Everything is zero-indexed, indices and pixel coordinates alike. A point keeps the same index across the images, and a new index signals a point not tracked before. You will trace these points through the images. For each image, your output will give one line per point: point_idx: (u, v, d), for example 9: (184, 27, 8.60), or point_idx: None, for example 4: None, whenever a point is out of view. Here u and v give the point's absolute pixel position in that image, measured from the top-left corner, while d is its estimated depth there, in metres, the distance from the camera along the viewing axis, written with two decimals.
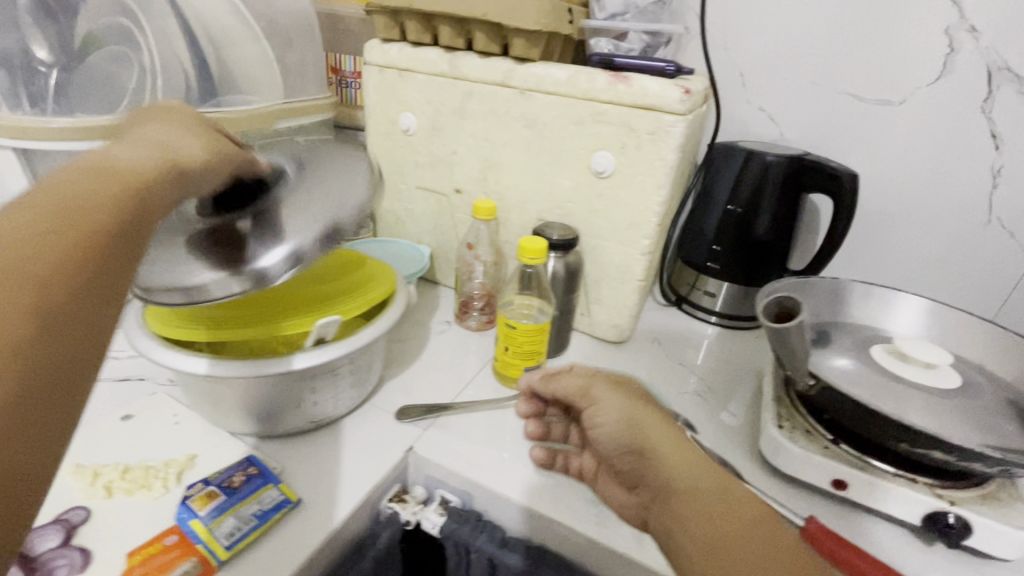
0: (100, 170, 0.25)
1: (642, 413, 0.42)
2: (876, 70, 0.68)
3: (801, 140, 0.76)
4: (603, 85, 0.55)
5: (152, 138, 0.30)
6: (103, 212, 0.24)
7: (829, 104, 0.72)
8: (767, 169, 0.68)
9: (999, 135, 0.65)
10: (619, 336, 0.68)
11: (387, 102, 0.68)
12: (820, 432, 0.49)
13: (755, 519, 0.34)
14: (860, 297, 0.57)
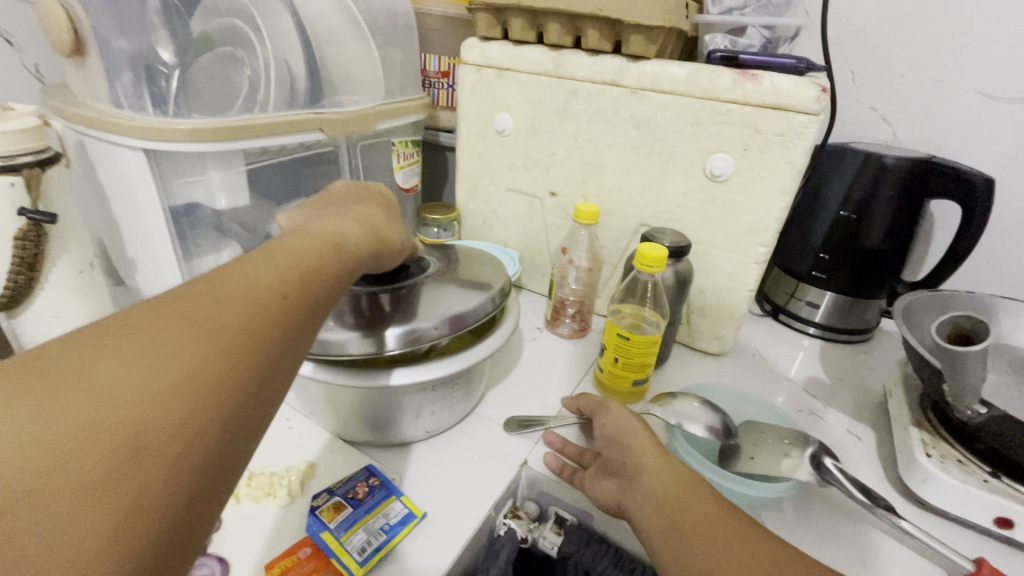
0: (307, 244, 0.31)
1: (639, 426, 0.42)
2: (1013, 66, 0.63)
3: (917, 142, 0.70)
4: (728, 85, 0.52)
5: (349, 218, 0.37)
6: (311, 290, 0.29)
7: (954, 102, 0.67)
8: (886, 173, 0.64)
9: None
10: (722, 348, 0.64)
11: (484, 103, 0.67)
12: (975, 463, 0.44)
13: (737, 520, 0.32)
14: (1010, 315, 0.52)
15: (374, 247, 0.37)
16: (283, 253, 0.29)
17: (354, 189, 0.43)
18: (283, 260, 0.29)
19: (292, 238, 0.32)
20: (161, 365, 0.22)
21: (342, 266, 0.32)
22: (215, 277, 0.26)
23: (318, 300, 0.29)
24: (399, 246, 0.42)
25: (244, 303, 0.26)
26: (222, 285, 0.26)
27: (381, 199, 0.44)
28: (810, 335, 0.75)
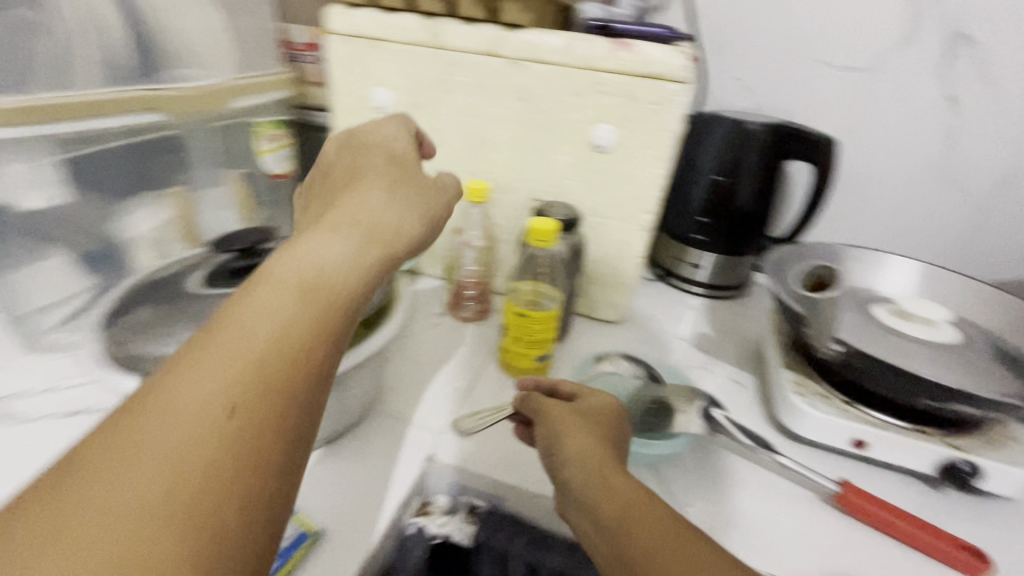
0: (263, 313, 0.25)
1: (563, 431, 0.39)
2: (847, 38, 0.70)
3: (775, 109, 0.77)
4: (603, 54, 0.52)
5: (326, 234, 0.30)
6: (274, 375, 0.24)
7: (802, 71, 0.73)
8: (750, 138, 0.68)
9: (955, 99, 0.69)
10: (619, 316, 0.66)
11: (358, 77, 0.61)
12: (833, 394, 0.50)
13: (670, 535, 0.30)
14: (852, 258, 0.59)
15: (366, 257, 0.30)
16: (232, 340, 0.24)
17: (350, 175, 0.37)
18: (237, 347, 0.24)
19: (252, 294, 0.26)
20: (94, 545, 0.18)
21: (319, 320, 0.26)
22: (150, 398, 0.22)
23: (290, 383, 0.24)
24: (411, 229, 0.35)
25: (188, 432, 0.21)
26: (161, 408, 0.21)
27: (380, 169, 0.37)
28: (697, 294, 0.80)
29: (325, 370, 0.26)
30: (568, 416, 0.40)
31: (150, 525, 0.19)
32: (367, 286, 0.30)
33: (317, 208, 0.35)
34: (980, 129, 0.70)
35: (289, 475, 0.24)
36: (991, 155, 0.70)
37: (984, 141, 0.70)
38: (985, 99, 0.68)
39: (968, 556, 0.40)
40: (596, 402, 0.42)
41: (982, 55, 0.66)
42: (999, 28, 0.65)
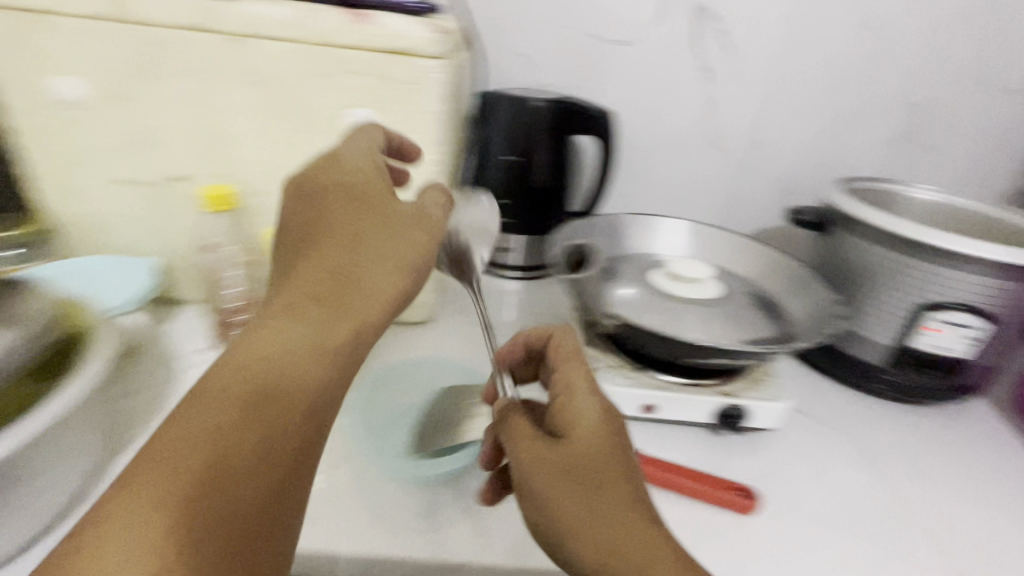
0: (208, 425, 0.29)
1: (591, 523, 0.31)
2: (608, 11, 0.73)
3: (561, 85, 0.77)
4: (339, 26, 0.45)
5: (281, 325, 0.34)
6: (240, 459, 0.29)
7: (578, 45, 0.75)
8: (535, 115, 0.67)
9: (709, 69, 0.76)
10: (423, 315, 0.62)
11: (26, 61, 0.46)
12: (625, 363, 0.51)
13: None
14: (628, 227, 0.62)
15: (319, 348, 0.34)
16: (178, 451, 0.28)
17: (307, 229, 0.39)
18: (184, 457, 0.28)
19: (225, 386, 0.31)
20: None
21: (263, 425, 0.31)
22: (144, 473, 0.27)
23: (253, 465, 0.30)
24: (384, 296, 0.37)
25: (163, 503, 0.27)
26: (140, 492, 0.27)
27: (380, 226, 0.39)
28: (513, 279, 0.78)
29: (297, 446, 0.32)
30: (562, 481, 0.32)
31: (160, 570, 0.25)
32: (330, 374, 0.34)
33: (411, 245, 0.39)
34: (731, 95, 0.77)
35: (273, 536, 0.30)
36: (742, 118, 0.79)
37: (736, 106, 0.78)
38: (731, 67, 0.76)
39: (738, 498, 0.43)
40: (595, 435, 0.34)
41: (723, 27, 0.73)
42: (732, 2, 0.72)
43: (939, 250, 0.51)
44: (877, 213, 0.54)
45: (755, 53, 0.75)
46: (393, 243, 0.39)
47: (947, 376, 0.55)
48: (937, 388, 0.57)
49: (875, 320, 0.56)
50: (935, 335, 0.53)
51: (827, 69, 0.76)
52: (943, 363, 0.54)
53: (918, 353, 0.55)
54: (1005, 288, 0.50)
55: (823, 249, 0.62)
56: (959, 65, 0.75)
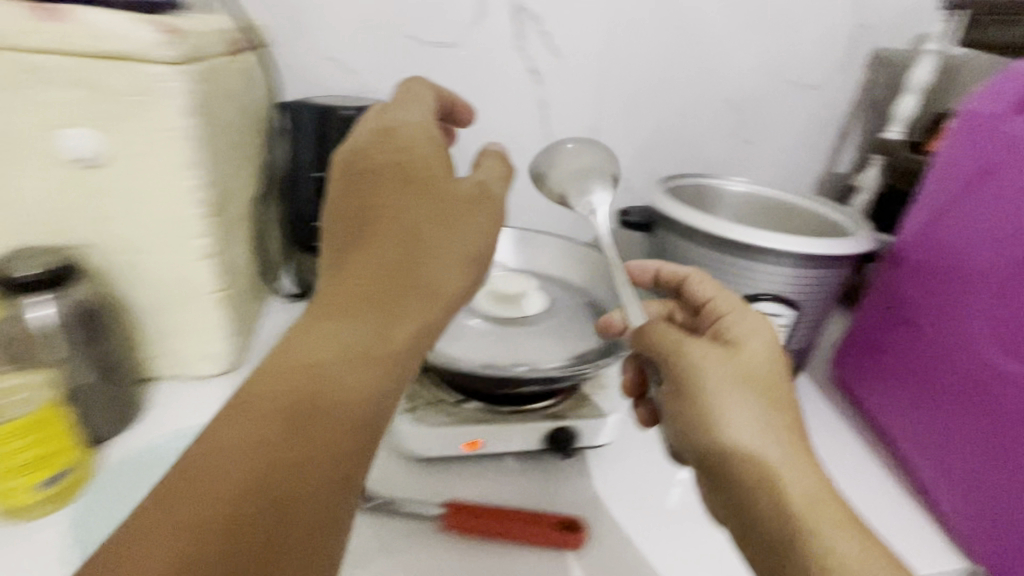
0: (248, 435, 0.30)
1: (737, 421, 0.39)
2: (426, 13, 0.69)
3: (384, 91, 0.72)
4: (21, 24, 0.38)
5: (332, 323, 0.34)
6: (273, 453, 0.30)
7: (397, 49, 0.70)
8: (349, 124, 0.62)
9: (537, 72, 0.75)
10: (221, 366, 0.54)
11: None
12: (446, 397, 0.48)
13: (841, 522, 0.35)
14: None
15: (367, 352, 0.33)
16: (230, 453, 0.29)
17: (379, 203, 0.37)
18: (232, 461, 0.29)
19: (295, 357, 0.33)
20: (184, 540, 0.27)
21: (309, 433, 0.31)
22: (205, 455, 0.29)
23: (315, 452, 0.31)
24: (443, 292, 0.36)
25: (199, 520, 0.28)
26: (198, 488, 0.29)
27: (464, 214, 0.38)
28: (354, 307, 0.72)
29: (328, 445, 0.31)
30: (743, 388, 0.40)
31: (278, 501, 0.29)
32: (420, 336, 0.35)
33: (448, 234, 0.37)
34: (563, 98, 0.77)
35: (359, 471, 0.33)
36: (575, 122, 0.79)
37: (569, 109, 0.78)
38: (558, 69, 0.75)
39: (565, 533, 0.42)
40: (764, 359, 0.42)
41: (544, 28, 0.72)
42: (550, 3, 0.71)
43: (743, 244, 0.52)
44: (692, 211, 0.55)
45: (582, 55, 0.75)
46: (426, 229, 0.37)
47: None
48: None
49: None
50: None
51: (653, 69, 0.77)
52: None
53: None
54: (806, 275, 0.53)
55: (651, 249, 0.62)
56: (767, 62, 0.80)
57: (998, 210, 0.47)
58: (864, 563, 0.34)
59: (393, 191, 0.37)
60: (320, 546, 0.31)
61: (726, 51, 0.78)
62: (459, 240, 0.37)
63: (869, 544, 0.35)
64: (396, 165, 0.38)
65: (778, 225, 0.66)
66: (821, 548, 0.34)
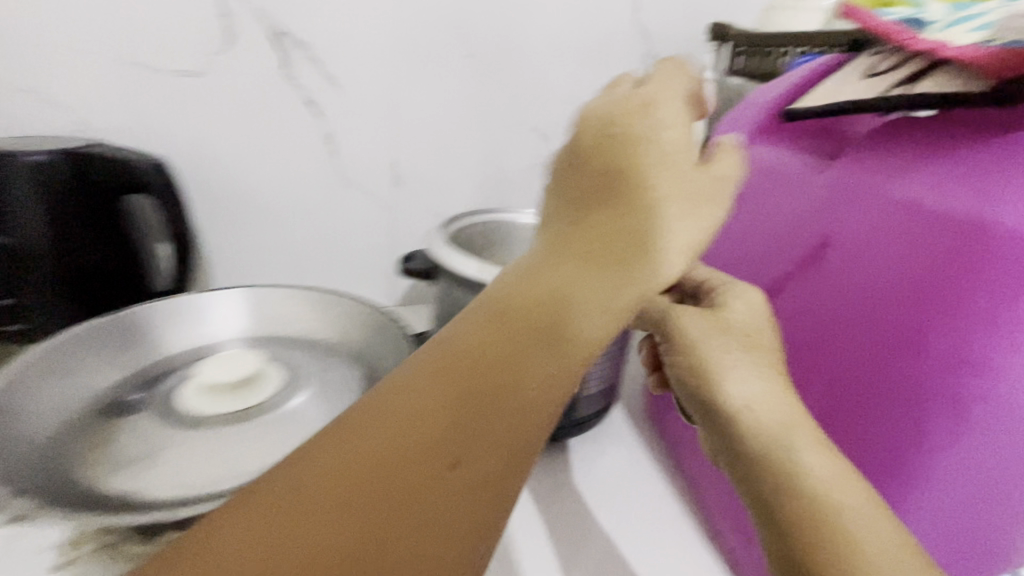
0: (472, 353, 0.27)
1: (741, 371, 0.37)
2: (165, 37, 0.60)
3: (122, 131, 0.62)
4: None
5: (572, 264, 0.28)
6: (378, 510, 0.23)
7: (130, 82, 0.60)
8: (37, 173, 0.51)
9: (314, 103, 0.67)
10: None
11: None
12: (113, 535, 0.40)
13: (858, 493, 0.31)
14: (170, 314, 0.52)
15: (609, 299, 0.28)
16: (426, 387, 0.26)
17: (634, 121, 0.30)
18: (436, 390, 0.26)
19: (482, 336, 0.28)
20: (297, 536, 0.22)
21: (538, 373, 0.27)
22: (358, 424, 0.25)
23: (511, 411, 0.26)
24: (664, 285, 0.29)
25: (383, 474, 0.23)
26: (366, 438, 0.24)
27: (698, 190, 0.30)
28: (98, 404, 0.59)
29: (444, 519, 0.23)
30: (750, 335, 0.39)
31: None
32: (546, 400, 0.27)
33: (695, 219, 0.30)
34: (350, 130, 0.70)
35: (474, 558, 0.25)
36: (370, 156, 0.72)
37: (359, 142, 0.70)
38: (337, 99, 0.68)
39: None
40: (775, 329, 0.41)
41: (312, 53, 0.64)
42: (314, 27, 0.64)
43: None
44: (456, 257, 0.51)
45: (368, 84, 0.68)
46: (673, 202, 0.30)
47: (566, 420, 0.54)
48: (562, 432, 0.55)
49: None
50: None
51: (452, 98, 0.72)
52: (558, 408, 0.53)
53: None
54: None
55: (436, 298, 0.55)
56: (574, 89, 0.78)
57: (744, 234, 0.48)
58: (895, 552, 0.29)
59: (599, 173, 0.30)
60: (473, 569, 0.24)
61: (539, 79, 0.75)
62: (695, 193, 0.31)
63: (889, 525, 0.30)
64: (611, 135, 0.30)
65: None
66: (824, 513, 0.31)
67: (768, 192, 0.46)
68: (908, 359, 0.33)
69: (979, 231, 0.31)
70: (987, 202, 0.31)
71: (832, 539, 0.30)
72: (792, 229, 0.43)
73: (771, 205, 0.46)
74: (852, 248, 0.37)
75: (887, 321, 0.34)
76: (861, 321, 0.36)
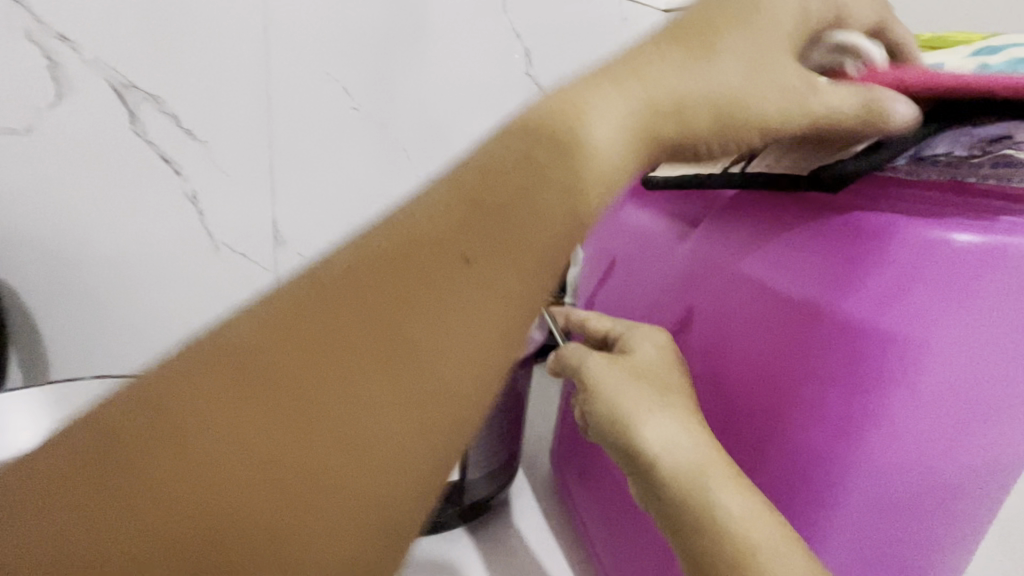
0: (453, 219, 0.22)
1: (656, 414, 0.33)
2: None
3: None
4: None
5: (609, 98, 0.23)
6: (307, 428, 0.20)
7: None
8: None
9: (173, 161, 0.61)
10: None
11: None
12: None
13: (774, 532, 0.30)
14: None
15: (596, 171, 0.23)
16: (415, 237, 0.21)
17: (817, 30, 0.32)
18: (399, 257, 0.21)
19: (396, 275, 0.21)
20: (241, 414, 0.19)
21: (506, 259, 0.21)
22: (334, 280, 0.21)
23: (499, 265, 0.21)
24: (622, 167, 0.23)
25: (334, 346, 0.20)
26: (325, 313, 0.21)
27: (667, 54, 0.24)
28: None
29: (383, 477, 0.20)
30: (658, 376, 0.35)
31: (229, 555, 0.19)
32: (488, 365, 0.22)
33: (620, 95, 0.23)
34: (217, 189, 0.63)
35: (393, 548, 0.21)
36: (247, 215, 0.66)
37: (230, 202, 0.64)
38: (201, 157, 0.61)
39: None
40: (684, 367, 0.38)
41: (168, 109, 0.58)
42: (169, 82, 0.58)
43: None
44: None
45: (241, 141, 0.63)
46: (580, 91, 0.24)
47: (450, 507, 0.48)
48: (447, 519, 0.49)
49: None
50: None
51: (340, 154, 0.67)
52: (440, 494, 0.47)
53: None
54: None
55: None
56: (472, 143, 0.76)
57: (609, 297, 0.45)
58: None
59: (663, 36, 0.25)
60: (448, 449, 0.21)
61: (439, 129, 0.69)
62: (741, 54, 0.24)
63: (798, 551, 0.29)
64: (709, 1, 0.26)
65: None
66: (744, 557, 0.29)
67: (628, 255, 0.43)
68: (776, 450, 0.32)
69: (823, 323, 0.29)
70: (830, 292, 0.29)
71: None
72: (650, 298, 0.40)
73: (631, 271, 0.42)
74: (706, 329, 0.35)
75: (749, 405, 0.33)
76: (727, 406, 0.34)
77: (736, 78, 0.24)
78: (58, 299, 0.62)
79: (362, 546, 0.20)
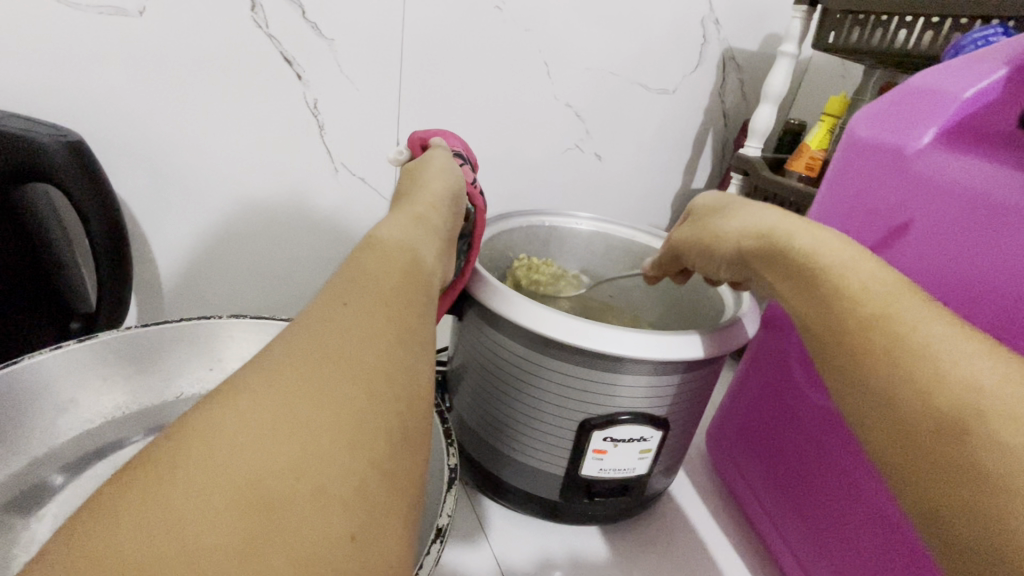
0: (383, 254, 0.29)
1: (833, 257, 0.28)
2: None
3: (18, 89, 0.44)
4: None
5: (422, 181, 0.42)
6: (338, 385, 0.22)
7: (23, 16, 0.42)
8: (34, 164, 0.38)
9: (294, 61, 0.51)
10: None
11: None
12: None
13: (944, 332, 0.23)
14: (173, 345, 0.40)
15: (423, 217, 0.36)
16: (372, 261, 0.28)
17: None
18: (361, 281, 0.26)
19: (344, 262, 0.28)
20: (313, 382, 0.21)
21: (407, 278, 0.28)
22: (330, 305, 0.25)
23: (402, 282, 0.27)
24: (433, 201, 0.39)
25: (328, 320, 0.24)
26: (333, 312, 0.24)
27: (421, 161, 0.46)
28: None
29: (406, 431, 0.22)
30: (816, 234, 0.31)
31: (263, 452, 0.19)
32: (413, 296, 0.27)
33: (444, 172, 0.44)
34: (338, 100, 0.54)
35: (414, 436, 0.22)
36: (371, 132, 0.56)
37: (350, 114, 0.55)
38: (327, 57, 0.52)
39: None
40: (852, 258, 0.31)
41: None
42: None
43: (573, 347, 0.37)
44: (509, 298, 0.39)
45: None
46: (421, 173, 0.43)
47: (631, 499, 0.43)
48: (623, 512, 0.44)
49: (536, 445, 0.41)
50: (606, 459, 0.40)
51: (471, 61, 0.58)
52: (621, 484, 0.42)
53: (592, 483, 0.41)
54: (669, 387, 0.39)
55: (460, 342, 0.45)
56: (615, 57, 0.65)
57: (922, 272, 0.32)
58: (977, 369, 0.21)
59: (409, 171, 0.45)
60: (420, 400, 0.24)
61: (553, 47, 0.61)
62: (433, 167, 0.44)
63: None
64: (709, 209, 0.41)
65: (613, 285, 0.55)
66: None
67: (965, 215, 0.30)
68: None
69: None
70: None
71: (886, 375, 0.23)
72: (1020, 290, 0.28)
73: (976, 245, 0.30)
74: None
75: None
76: None
77: (446, 169, 0.44)
78: (170, 215, 0.53)
79: (398, 444, 0.21)
